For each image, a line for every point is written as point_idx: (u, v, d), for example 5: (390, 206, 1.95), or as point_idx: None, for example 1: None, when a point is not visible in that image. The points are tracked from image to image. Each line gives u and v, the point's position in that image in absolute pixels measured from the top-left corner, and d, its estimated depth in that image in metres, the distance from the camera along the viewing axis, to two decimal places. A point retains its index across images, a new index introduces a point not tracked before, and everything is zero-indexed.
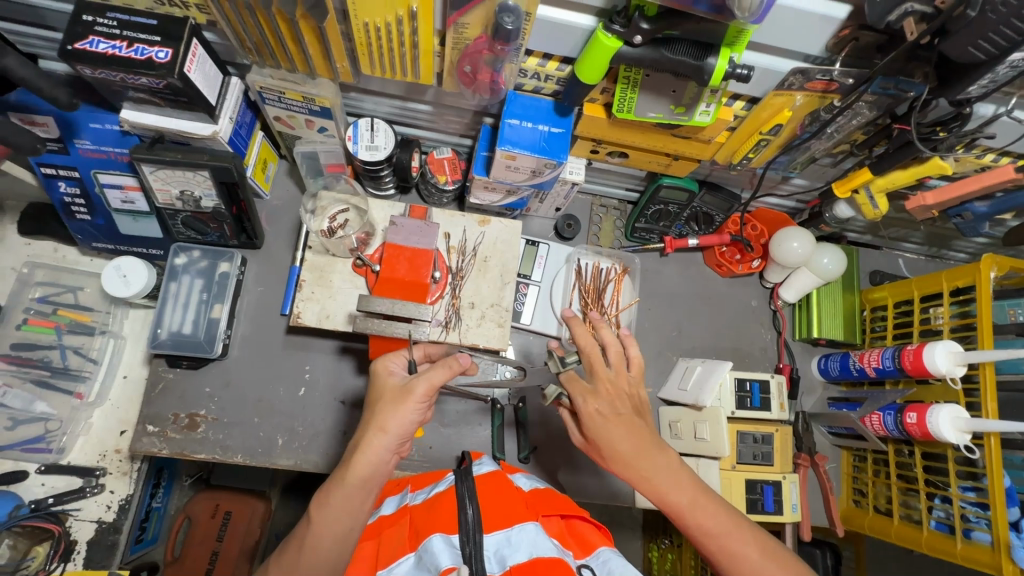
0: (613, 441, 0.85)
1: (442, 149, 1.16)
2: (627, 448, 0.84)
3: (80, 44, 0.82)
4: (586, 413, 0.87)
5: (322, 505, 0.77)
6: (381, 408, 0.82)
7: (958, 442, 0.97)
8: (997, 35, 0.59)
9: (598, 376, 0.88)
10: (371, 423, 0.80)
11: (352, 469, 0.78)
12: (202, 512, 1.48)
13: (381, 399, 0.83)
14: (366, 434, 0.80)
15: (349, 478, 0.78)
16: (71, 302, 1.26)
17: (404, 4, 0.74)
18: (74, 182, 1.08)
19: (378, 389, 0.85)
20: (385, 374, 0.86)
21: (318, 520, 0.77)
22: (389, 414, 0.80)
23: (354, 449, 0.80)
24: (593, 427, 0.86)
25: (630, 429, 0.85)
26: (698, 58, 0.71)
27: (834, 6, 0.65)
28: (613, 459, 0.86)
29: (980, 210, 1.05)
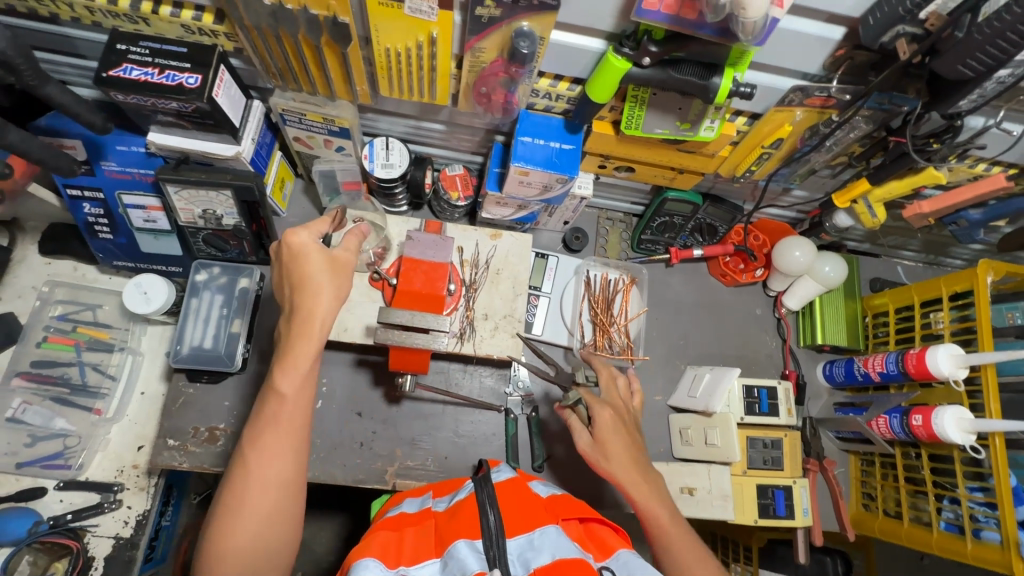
0: (614, 454, 0.92)
1: (454, 166, 1.20)
2: (625, 457, 0.92)
3: (113, 72, 0.86)
4: (596, 420, 0.94)
5: (284, 369, 0.79)
6: (312, 278, 0.81)
7: (963, 443, 0.99)
8: (982, 54, 0.62)
9: (609, 390, 1.02)
10: (310, 288, 0.81)
11: (304, 332, 0.80)
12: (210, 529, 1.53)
13: (309, 268, 0.82)
14: (309, 302, 0.80)
15: (304, 337, 0.80)
16: (90, 320, 1.29)
17: (424, 31, 0.79)
18: (98, 203, 1.11)
19: (299, 259, 0.82)
20: (306, 247, 0.82)
21: (285, 387, 0.78)
22: (322, 276, 0.82)
23: (300, 322, 0.80)
24: (600, 434, 0.94)
25: (631, 442, 0.94)
26: (704, 78, 0.76)
27: (830, 28, 0.70)
28: (611, 468, 0.92)
29: (974, 218, 1.09)
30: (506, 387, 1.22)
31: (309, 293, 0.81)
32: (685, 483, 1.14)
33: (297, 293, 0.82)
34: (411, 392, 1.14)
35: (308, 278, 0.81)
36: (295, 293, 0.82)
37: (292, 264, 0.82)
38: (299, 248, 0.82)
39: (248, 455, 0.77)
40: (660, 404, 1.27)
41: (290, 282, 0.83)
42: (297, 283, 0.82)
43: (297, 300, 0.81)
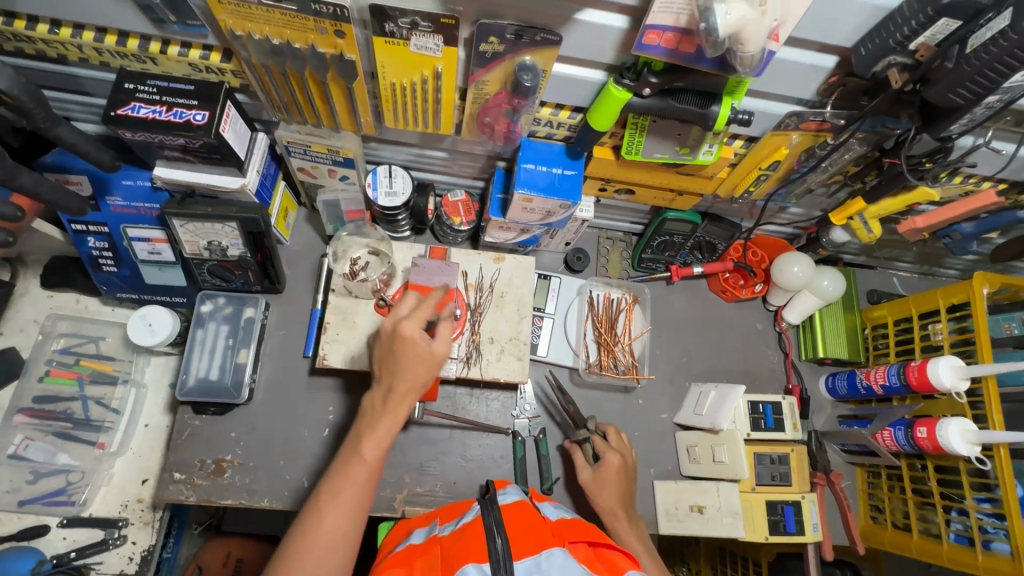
0: (610, 495, 1.06)
1: (456, 192, 1.22)
2: (618, 500, 1.06)
3: (121, 110, 0.87)
4: (604, 463, 1.08)
5: (372, 437, 0.84)
6: (417, 366, 0.84)
7: (969, 454, 1.01)
8: (972, 84, 0.64)
9: (617, 443, 1.13)
10: (413, 375, 0.84)
11: (397, 411, 0.85)
12: (214, 561, 1.41)
13: (418, 357, 0.84)
14: (407, 386, 0.84)
15: (394, 413, 0.84)
16: (93, 352, 1.28)
17: (429, 66, 0.80)
18: (103, 237, 1.12)
19: (407, 346, 0.83)
20: (416, 338, 0.83)
21: (369, 453, 0.83)
22: (426, 368, 0.85)
23: (394, 401, 0.84)
24: (602, 473, 1.08)
25: (626, 488, 1.08)
26: (703, 106, 0.78)
27: (822, 57, 0.72)
28: (605, 505, 1.06)
29: (967, 231, 1.12)
30: (513, 410, 1.22)
31: (410, 379, 0.84)
32: (695, 501, 1.16)
33: (396, 372, 0.84)
34: (418, 417, 1.14)
35: (415, 368, 0.84)
36: (395, 372, 0.85)
37: (399, 346, 0.84)
38: (413, 337, 0.84)
39: (324, 511, 0.80)
40: (666, 421, 1.27)
41: (391, 360, 0.85)
42: (401, 366, 0.84)
43: (395, 379, 0.84)
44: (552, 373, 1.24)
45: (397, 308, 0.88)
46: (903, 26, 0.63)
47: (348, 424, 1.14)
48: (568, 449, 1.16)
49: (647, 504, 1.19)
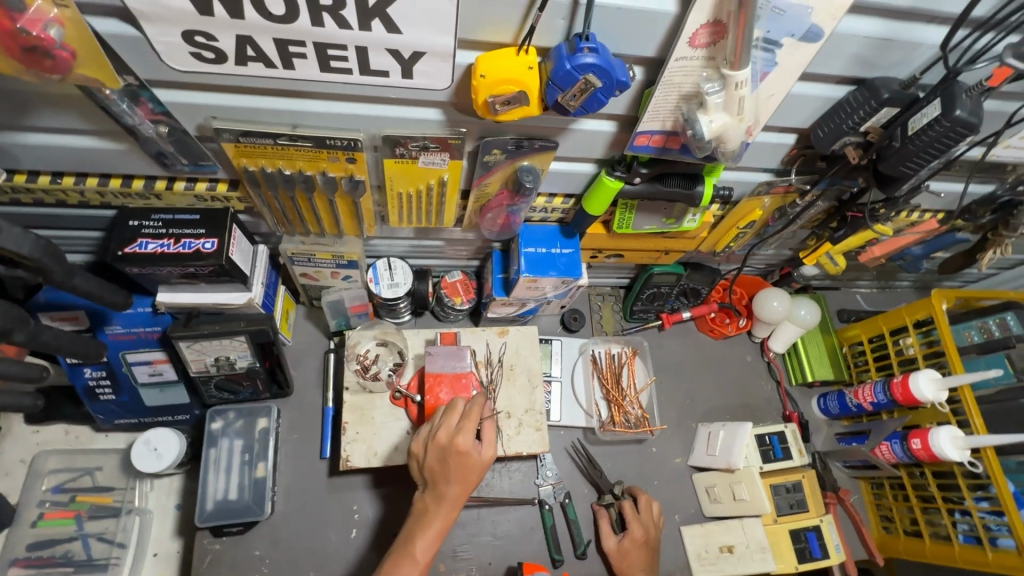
0: (633, 564, 1.13)
1: (453, 273, 1.26)
2: (641, 569, 1.13)
3: (129, 248, 0.87)
4: (628, 534, 1.14)
5: (425, 538, 0.91)
6: (469, 474, 0.92)
7: (961, 459, 1.09)
8: (918, 159, 0.74)
9: (644, 513, 1.17)
10: (464, 482, 0.92)
11: (449, 514, 0.93)
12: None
13: (469, 466, 0.92)
14: (459, 491, 0.92)
15: (446, 516, 0.93)
16: (89, 485, 1.21)
17: (436, 177, 0.85)
18: (99, 366, 1.08)
19: (462, 460, 0.91)
20: (469, 451, 0.91)
21: (421, 552, 0.91)
22: (476, 474, 0.93)
23: (447, 506, 0.92)
24: (626, 544, 1.14)
25: (649, 558, 1.14)
26: (689, 187, 0.86)
27: (785, 136, 0.83)
28: (629, 574, 1.13)
29: (917, 253, 1.25)
30: (536, 478, 1.23)
31: (461, 486, 0.92)
32: (723, 542, 1.20)
33: (447, 480, 0.92)
34: None
35: (466, 475, 0.92)
36: (447, 479, 0.92)
37: (450, 457, 0.91)
38: (465, 450, 0.91)
39: None
40: (682, 465, 1.32)
41: (440, 469, 0.92)
42: (452, 474, 0.92)
43: (446, 486, 0.92)
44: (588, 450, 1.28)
45: (447, 420, 0.94)
46: (853, 115, 0.73)
47: (376, 522, 1.13)
48: (593, 512, 1.22)
49: (678, 552, 1.22)
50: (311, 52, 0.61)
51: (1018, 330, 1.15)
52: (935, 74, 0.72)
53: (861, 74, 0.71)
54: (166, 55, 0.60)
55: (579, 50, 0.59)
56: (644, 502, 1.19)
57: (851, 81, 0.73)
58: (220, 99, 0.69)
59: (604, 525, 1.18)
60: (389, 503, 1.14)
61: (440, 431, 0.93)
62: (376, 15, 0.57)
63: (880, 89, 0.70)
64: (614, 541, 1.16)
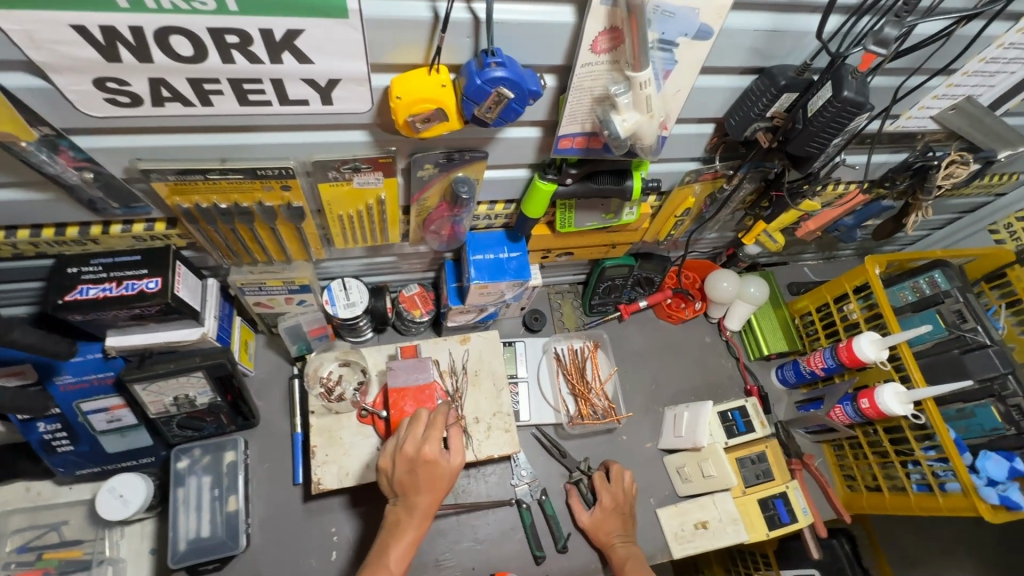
0: (609, 532, 1.17)
1: (410, 286, 1.27)
2: (617, 536, 1.16)
3: (69, 295, 0.86)
4: (599, 504, 1.19)
5: (399, 548, 0.92)
6: (439, 482, 0.94)
7: (906, 413, 1.15)
8: (819, 140, 0.80)
9: (614, 483, 1.22)
10: (435, 490, 0.94)
11: (422, 526, 0.94)
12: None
13: (438, 475, 0.94)
14: (430, 500, 0.94)
15: (419, 524, 0.94)
16: (57, 541, 1.18)
17: (373, 197, 0.87)
18: (54, 418, 1.06)
19: (432, 470, 0.93)
20: (437, 460, 0.93)
21: (395, 562, 0.92)
22: (445, 481, 0.95)
23: (418, 515, 0.94)
24: (598, 514, 1.19)
25: (623, 525, 1.18)
26: (619, 183, 0.90)
27: (703, 126, 0.87)
28: (606, 542, 1.16)
29: (849, 223, 1.32)
30: (512, 479, 1.25)
31: (433, 494, 0.94)
32: (698, 518, 1.24)
33: (417, 490, 0.93)
34: None
35: (436, 483, 0.94)
36: (417, 489, 0.93)
37: (419, 467, 0.93)
38: (433, 459, 0.93)
39: None
40: (652, 449, 1.36)
41: (410, 480, 0.93)
42: (422, 484, 0.93)
43: (417, 496, 0.93)
44: (560, 445, 1.30)
45: (413, 431, 0.95)
46: (757, 102, 0.78)
47: (356, 541, 1.13)
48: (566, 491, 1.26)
49: (657, 533, 1.26)
50: (227, 88, 0.63)
51: (946, 285, 1.21)
52: (825, 59, 0.77)
53: (760, 64, 0.76)
54: (81, 104, 0.61)
55: (487, 65, 0.62)
56: (615, 474, 1.22)
57: (753, 70, 0.78)
58: (144, 140, 0.70)
59: (578, 500, 1.22)
60: (367, 521, 1.14)
61: (407, 443, 0.94)
62: (285, 47, 0.59)
63: (777, 77, 0.75)
64: (588, 514, 1.20)
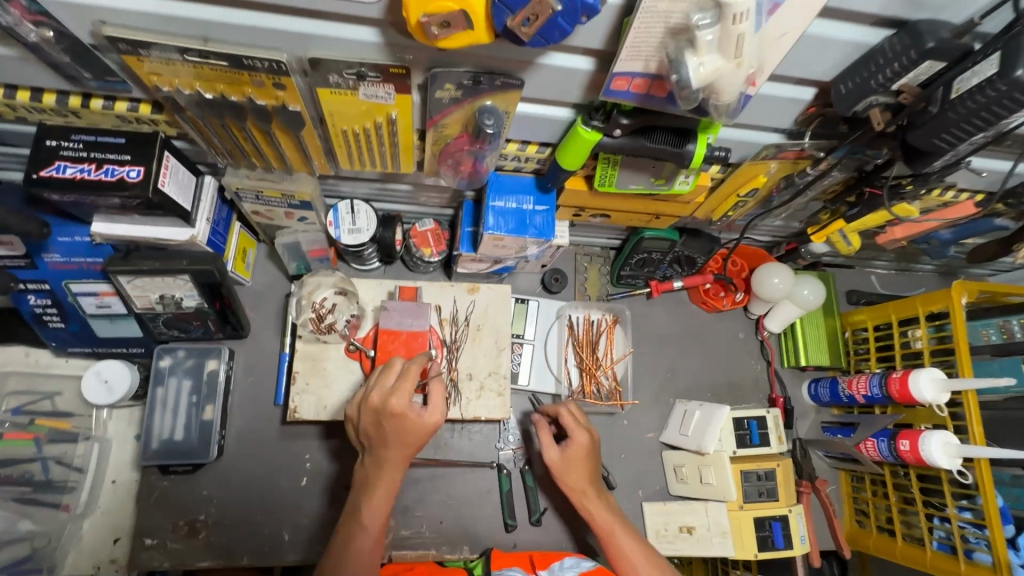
0: (578, 477, 0.98)
1: (424, 221, 1.16)
2: (587, 482, 0.98)
3: (45, 171, 0.78)
4: (572, 442, 0.99)
5: (372, 504, 0.87)
6: (409, 435, 0.86)
7: (951, 467, 1.00)
8: (956, 131, 0.61)
9: (585, 418, 1.03)
10: (404, 445, 0.87)
11: (393, 478, 0.88)
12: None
13: (407, 428, 0.86)
14: (400, 454, 0.87)
15: (390, 478, 0.88)
16: (49, 410, 1.19)
17: (382, 113, 0.74)
18: (44, 294, 1.03)
19: (400, 424, 0.85)
20: (406, 414, 0.85)
21: (369, 518, 0.86)
22: (418, 436, 0.87)
23: (389, 469, 0.88)
24: (569, 454, 0.99)
25: (595, 469, 1.00)
26: (677, 146, 0.73)
27: (801, 90, 0.69)
28: (574, 487, 0.98)
29: (945, 237, 1.10)
30: (497, 442, 1.18)
31: (402, 448, 0.87)
32: (683, 522, 1.16)
33: (385, 443, 0.86)
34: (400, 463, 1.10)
35: (407, 438, 0.86)
36: (384, 443, 0.87)
37: (385, 420, 0.86)
38: (400, 412, 0.85)
39: None
40: (652, 441, 1.26)
41: (377, 433, 0.87)
42: (391, 438, 0.86)
43: (386, 450, 0.87)
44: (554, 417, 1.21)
45: (382, 381, 0.88)
46: (885, 68, 0.59)
47: (327, 471, 1.11)
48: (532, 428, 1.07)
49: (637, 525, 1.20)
50: None
51: None
52: (998, 21, 0.57)
53: (904, 14, 0.56)
54: None
55: None
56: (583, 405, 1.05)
57: (890, 24, 0.58)
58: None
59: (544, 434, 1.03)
60: (342, 455, 1.11)
61: (374, 393, 0.87)
62: None
63: (924, 36, 0.56)
64: (553, 452, 1.00)
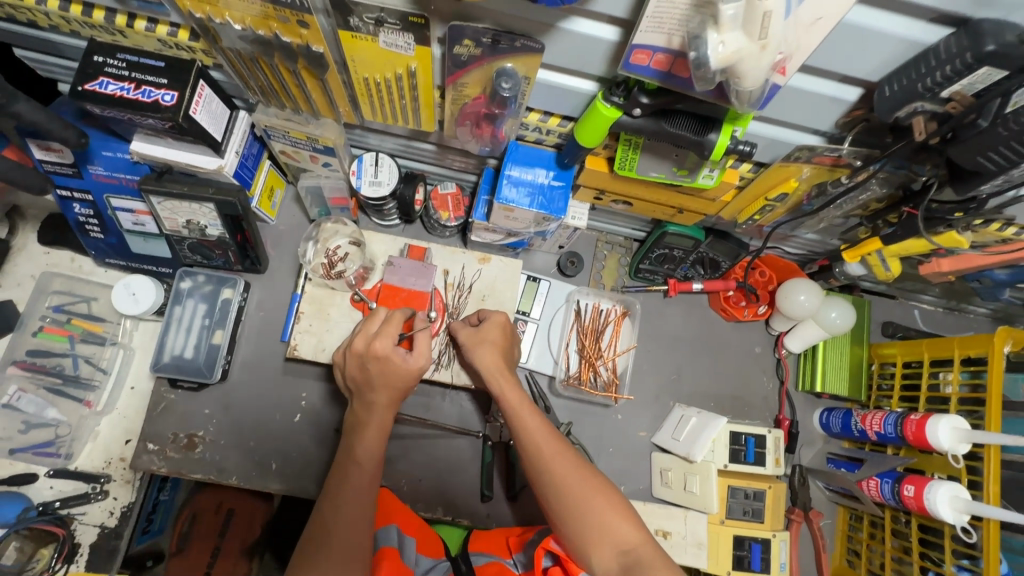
0: (488, 351, 0.96)
1: (446, 184, 1.15)
2: (498, 356, 0.96)
3: (89, 85, 0.82)
4: (489, 320, 0.99)
5: (365, 442, 0.88)
6: (394, 379, 0.89)
7: (955, 522, 0.93)
8: (1005, 149, 0.56)
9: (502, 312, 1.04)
10: (390, 389, 0.89)
11: (384, 419, 0.90)
12: (207, 507, 1.39)
13: (392, 371, 0.89)
14: (387, 397, 0.89)
15: (381, 420, 0.90)
16: (85, 312, 1.28)
17: (402, 64, 0.74)
18: (87, 204, 1.10)
19: (383, 366, 0.88)
20: (388, 355, 0.88)
21: (363, 454, 0.87)
22: (402, 381, 0.89)
23: (377, 412, 0.90)
24: (483, 332, 0.98)
25: (507, 351, 0.98)
26: (699, 134, 0.69)
27: (845, 88, 0.63)
28: (484, 361, 0.95)
29: (1000, 278, 1.00)
30: (485, 414, 1.20)
31: (388, 392, 0.90)
32: (661, 526, 1.10)
33: (372, 386, 0.89)
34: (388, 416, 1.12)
35: (392, 381, 0.89)
36: (372, 387, 0.90)
37: (369, 363, 0.89)
38: (384, 355, 0.88)
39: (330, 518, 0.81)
40: (644, 440, 1.23)
41: (363, 376, 0.90)
42: (376, 381, 0.89)
43: (372, 392, 0.89)
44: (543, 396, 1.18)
45: (366, 327, 0.92)
46: (935, 71, 0.53)
47: (320, 412, 1.15)
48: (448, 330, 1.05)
49: None
50: None
51: None
52: None
53: (966, 10, 0.50)
54: None
55: None
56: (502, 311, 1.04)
57: (950, 21, 0.53)
58: None
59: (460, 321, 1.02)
60: (336, 398, 1.15)
61: (358, 338, 0.91)
62: None
63: (985, 37, 0.50)
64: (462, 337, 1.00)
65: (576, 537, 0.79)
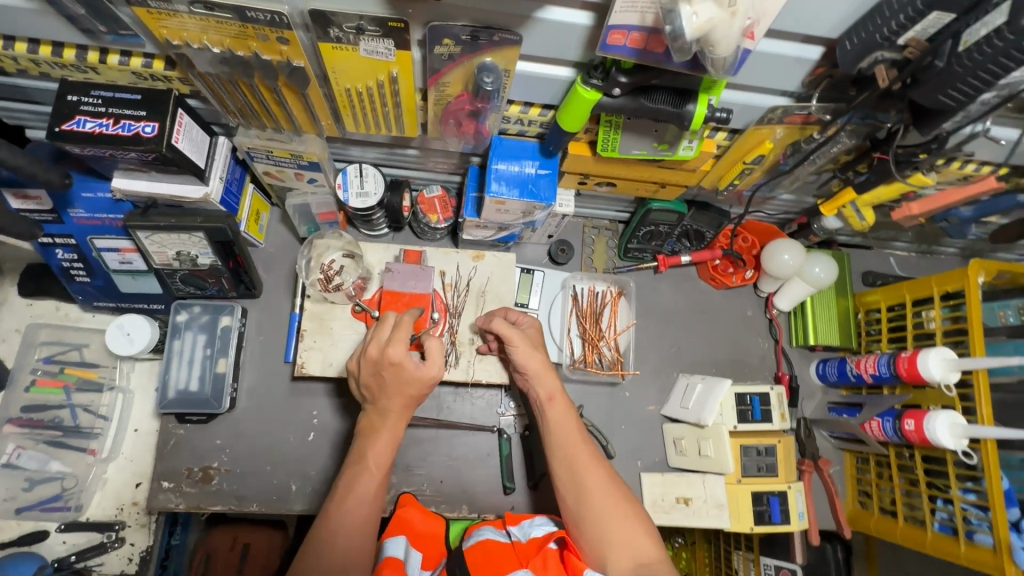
0: (529, 354, 0.96)
1: (432, 187, 1.17)
2: (541, 356, 0.97)
3: (66, 125, 0.82)
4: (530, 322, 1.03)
5: (377, 447, 0.90)
6: (407, 387, 0.90)
7: (956, 448, 0.98)
8: (962, 85, 0.61)
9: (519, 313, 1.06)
10: (404, 396, 0.90)
11: (396, 425, 0.92)
12: (222, 544, 1.33)
13: (405, 378, 0.89)
14: (400, 404, 0.91)
15: (393, 428, 0.91)
16: (77, 360, 1.24)
17: (384, 70, 0.75)
18: (70, 249, 1.09)
19: (398, 373, 0.89)
20: (404, 364, 0.89)
21: (375, 460, 0.89)
22: (418, 389, 0.91)
23: (392, 419, 0.91)
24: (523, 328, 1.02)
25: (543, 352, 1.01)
26: (677, 106, 0.72)
27: (807, 48, 0.67)
28: (530, 361, 0.96)
29: (965, 215, 1.06)
30: (498, 408, 1.21)
31: (402, 399, 0.91)
32: (682, 493, 1.15)
33: (386, 394, 0.90)
34: None
35: (405, 389, 0.90)
36: (386, 394, 0.91)
37: (384, 370, 0.90)
38: (398, 361, 0.88)
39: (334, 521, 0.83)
40: (654, 413, 1.27)
41: (375, 383, 0.91)
42: (389, 388, 0.90)
43: (387, 399, 0.90)
44: None
45: (377, 334, 0.92)
46: (890, 21, 0.58)
47: (333, 427, 1.15)
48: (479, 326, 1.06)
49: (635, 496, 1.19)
50: None
51: None
52: None
53: None
54: None
55: None
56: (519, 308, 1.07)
57: None
58: None
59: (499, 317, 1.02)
60: (347, 411, 1.15)
61: (371, 346, 0.92)
62: None
63: None
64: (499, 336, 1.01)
65: (594, 545, 0.84)
